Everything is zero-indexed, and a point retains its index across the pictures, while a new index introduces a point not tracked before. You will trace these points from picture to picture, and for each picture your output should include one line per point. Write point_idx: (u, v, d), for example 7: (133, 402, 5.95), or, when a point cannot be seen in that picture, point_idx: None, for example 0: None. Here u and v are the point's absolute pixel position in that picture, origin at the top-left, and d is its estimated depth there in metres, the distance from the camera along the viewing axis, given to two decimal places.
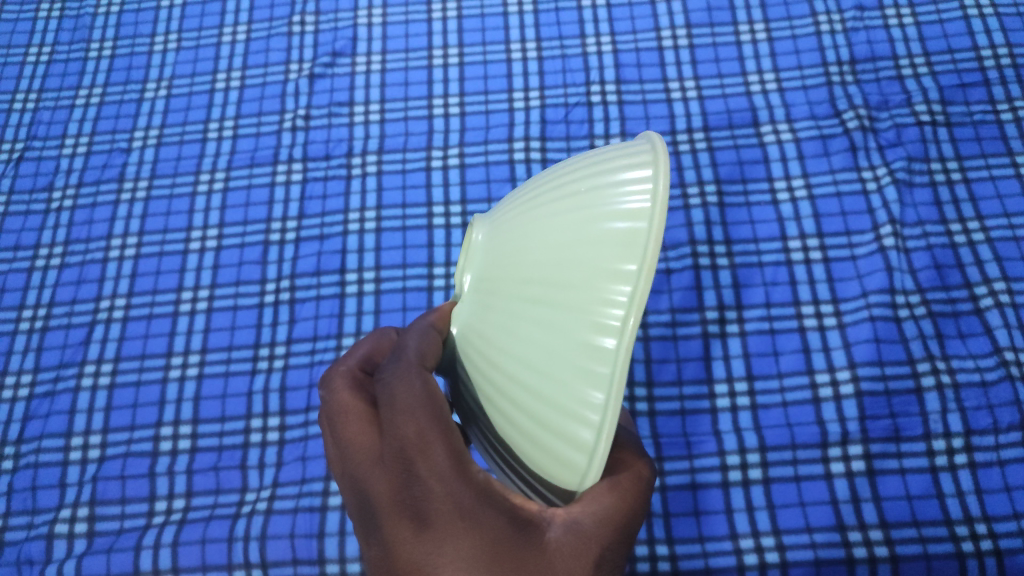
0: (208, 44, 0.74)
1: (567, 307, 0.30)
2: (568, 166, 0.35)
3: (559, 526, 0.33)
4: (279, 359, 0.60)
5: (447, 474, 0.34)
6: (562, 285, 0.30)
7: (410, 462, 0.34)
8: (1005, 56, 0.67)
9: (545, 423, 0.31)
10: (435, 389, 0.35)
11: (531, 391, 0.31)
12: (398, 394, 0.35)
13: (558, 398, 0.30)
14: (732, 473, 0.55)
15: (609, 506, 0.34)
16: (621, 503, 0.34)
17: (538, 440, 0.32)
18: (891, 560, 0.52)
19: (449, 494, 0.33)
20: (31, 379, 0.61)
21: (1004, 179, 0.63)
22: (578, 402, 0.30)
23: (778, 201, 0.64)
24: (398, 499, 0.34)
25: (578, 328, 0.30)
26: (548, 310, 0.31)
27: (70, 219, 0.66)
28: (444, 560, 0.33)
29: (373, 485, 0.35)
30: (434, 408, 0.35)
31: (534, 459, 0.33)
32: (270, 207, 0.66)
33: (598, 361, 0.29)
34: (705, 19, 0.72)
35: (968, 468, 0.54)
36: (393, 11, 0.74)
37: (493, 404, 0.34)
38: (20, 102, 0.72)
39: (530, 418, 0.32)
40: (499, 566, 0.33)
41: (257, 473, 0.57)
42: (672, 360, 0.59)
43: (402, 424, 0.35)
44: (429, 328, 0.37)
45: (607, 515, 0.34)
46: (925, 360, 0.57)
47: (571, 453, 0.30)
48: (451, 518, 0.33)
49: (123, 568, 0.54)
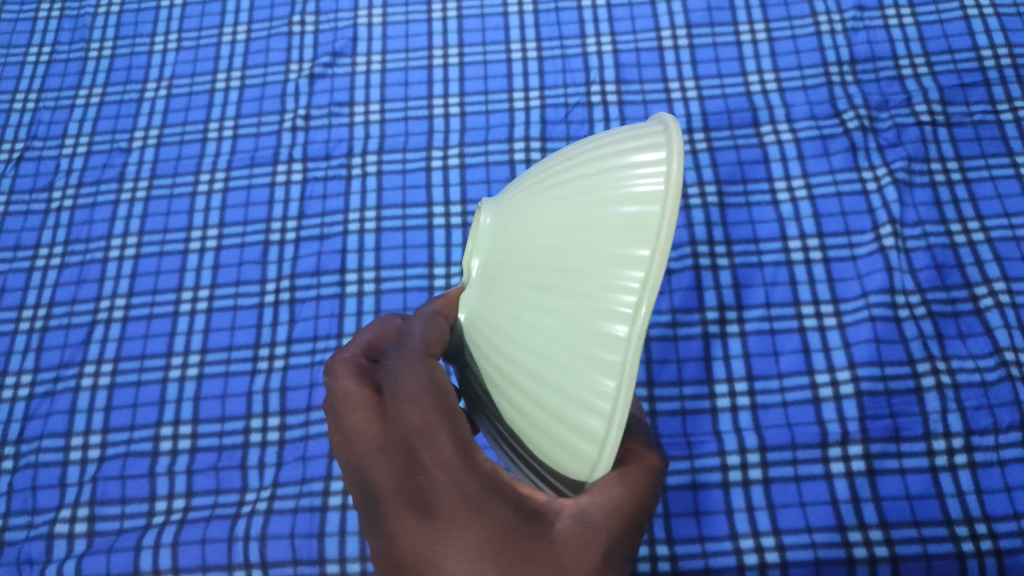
0: (208, 44, 0.74)
1: (578, 294, 0.30)
2: (577, 149, 0.35)
3: (567, 517, 0.33)
4: (279, 359, 0.60)
5: (452, 463, 0.34)
6: (571, 270, 0.30)
7: (413, 450, 0.34)
8: (1006, 56, 0.67)
9: (555, 412, 0.31)
10: (441, 378, 0.36)
11: (540, 379, 0.32)
12: (403, 382, 0.36)
13: (568, 387, 0.30)
14: (732, 473, 0.55)
15: (617, 497, 0.34)
16: (630, 494, 0.34)
17: (547, 429, 0.32)
18: (891, 560, 0.52)
19: (455, 482, 0.33)
20: (31, 379, 0.61)
21: (1004, 179, 0.63)
22: (588, 390, 0.30)
23: (778, 201, 0.64)
24: (402, 487, 0.34)
25: (589, 316, 0.30)
26: (557, 297, 0.31)
27: (70, 219, 0.67)
28: (449, 551, 0.32)
29: (376, 475, 0.35)
30: (442, 397, 0.35)
31: (543, 449, 0.33)
32: (270, 207, 0.66)
33: (609, 349, 0.29)
34: (705, 18, 0.72)
35: (968, 468, 0.54)
36: (393, 11, 0.74)
37: (502, 392, 0.34)
38: (20, 102, 0.72)
39: (541, 406, 0.32)
40: (504, 557, 0.32)
41: (257, 473, 0.57)
42: (672, 360, 0.59)
43: (405, 411, 0.35)
44: (435, 315, 0.37)
45: (616, 506, 0.33)
46: (925, 360, 0.57)
47: (580, 441, 0.30)
48: (456, 508, 0.33)
49: (123, 568, 0.54)
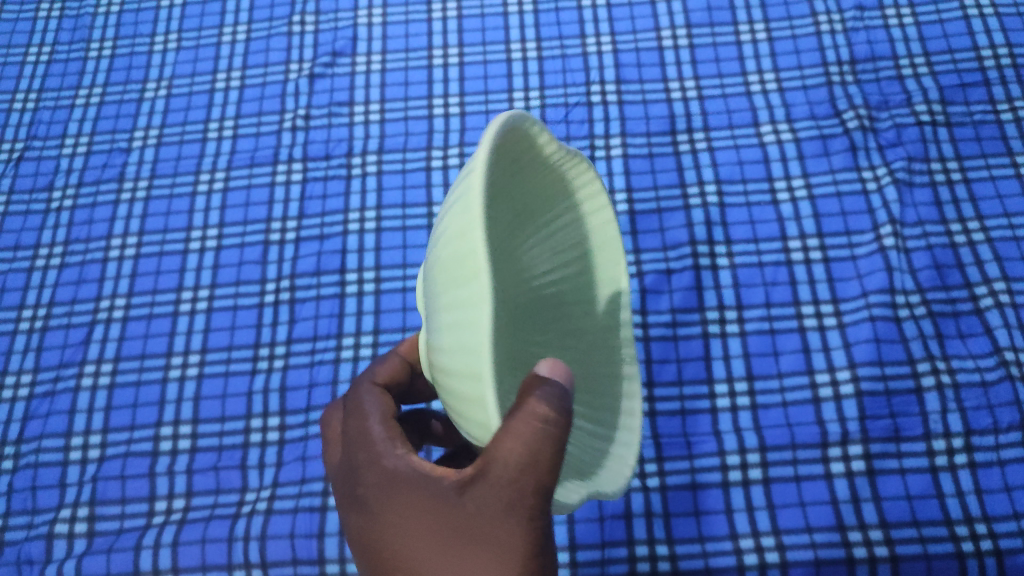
0: (208, 44, 0.74)
1: (452, 279, 0.30)
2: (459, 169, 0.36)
3: (479, 488, 0.34)
4: (279, 359, 0.60)
5: (381, 464, 0.37)
6: (440, 261, 0.31)
7: (356, 460, 0.38)
8: (1005, 56, 0.67)
9: (465, 398, 0.31)
10: (385, 399, 0.39)
11: (449, 371, 0.31)
12: (350, 404, 0.40)
13: (461, 369, 0.30)
14: (732, 473, 0.55)
15: (519, 454, 0.32)
16: (535, 448, 0.32)
17: (467, 411, 0.31)
18: (891, 560, 0.52)
19: (385, 480, 0.36)
20: (31, 379, 0.61)
21: (1004, 179, 0.63)
22: (469, 364, 0.29)
23: (778, 201, 0.64)
24: (348, 486, 0.38)
25: (456, 297, 0.29)
26: (441, 296, 0.31)
27: (70, 219, 0.66)
28: (397, 544, 0.36)
29: (342, 489, 0.39)
30: (383, 400, 0.39)
31: (480, 435, 0.32)
32: (270, 206, 0.66)
33: (469, 319, 0.29)
34: (705, 18, 0.72)
35: (968, 468, 0.54)
36: (393, 11, 0.74)
37: (439, 389, 0.34)
38: (20, 102, 0.72)
39: (457, 393, 0.31)
40: (440, 539, 0.35)
41: (257, 473, 0.57)
42: (672, 360, 0.59)
43: (350, 428, 0.39)
44: (395, 356, 0.42)
45: (519, 462, 0.32)
46: (925, 360, 0.57)
47: (485, 408, 0.30)
48: (392, 503, 0.36)
49: (123, 568, 0.54)
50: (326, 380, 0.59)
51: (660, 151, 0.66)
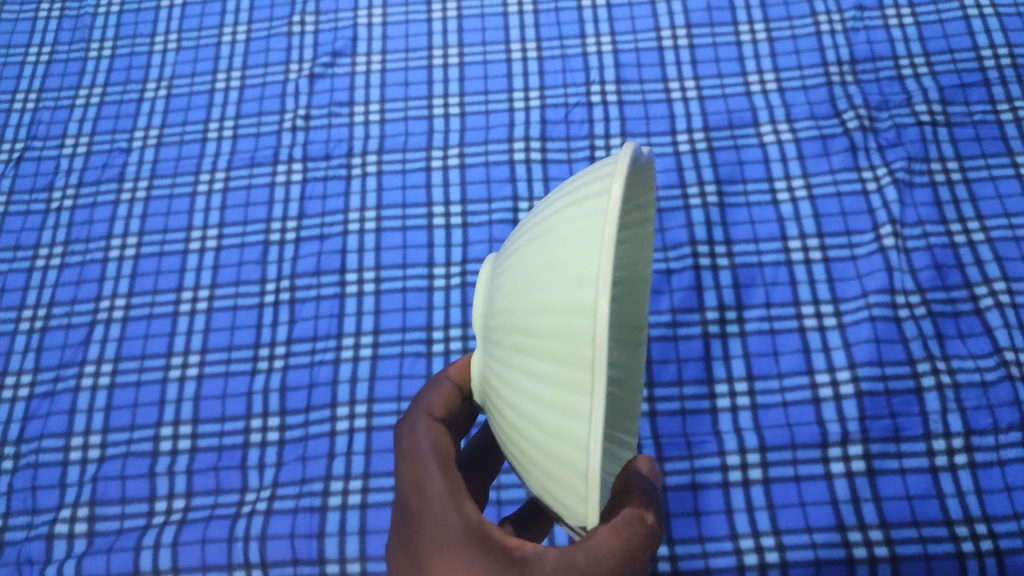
0: (208, 44, 0.74)
1: (553, 355, 0.28)
2: (573, 192, 0.32)
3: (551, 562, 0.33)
4: (278, 359, 0.60)
5: (441, 509, 0.37)
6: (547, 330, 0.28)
7: (411, 505, 0.38)
8: (1005, 56, 0.67)
9: (547, 453, 0.30)
10: (439, 440, 0.40)
11: (536, 431, 0.30)
12: (406, 443, 0.40)
13: (556, 448, 0.29)
14: (732, 473, 0.55)
15: (606, 547, 0.32)
16: (619, 547, 0.32)
17: (545, 475, 0.31)
18: (891, 560, 0.51)
19: (445, 529, 0.36)
20: (31, 379, 0.61)
21: (1004, 179, 0.63)
22: (570, 449, 0.28)
23: (778, 201, 0.64)
24: (398, 532, 0.38)
25: (570, 377, 0.27)
26: (537, 363, 0.29)
27: (70, 219, 0.66)
28: None
29: (397, 534, 0.38)
30: (438, 435, 0.40)
31: (549, 490, 0.31)
32: (270, 207, 0.66)
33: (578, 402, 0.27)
34: (705, 18, 0.72)
35: (968, 468, 0.54)
36: (393, 11, 0.74)
37: (511, 438, 0.33)
38: (20, 103, 0.72)
39: (542, 462, 0.30)
40: None
41: (257, 473, 0.57)
42: (672, 360, 0.59)
43: (407, 468, 0.39)
44: (446, 380, 0.42)
45: (600, 553, 0.32)
46: (925, 360, 0.57)
47: (576, 494, 0.29)
48: (449, 550, 0.35)
49: (123, 569, 0.54)
50: (326, 380, 0.59)
51: (660, 151, 0.66)
